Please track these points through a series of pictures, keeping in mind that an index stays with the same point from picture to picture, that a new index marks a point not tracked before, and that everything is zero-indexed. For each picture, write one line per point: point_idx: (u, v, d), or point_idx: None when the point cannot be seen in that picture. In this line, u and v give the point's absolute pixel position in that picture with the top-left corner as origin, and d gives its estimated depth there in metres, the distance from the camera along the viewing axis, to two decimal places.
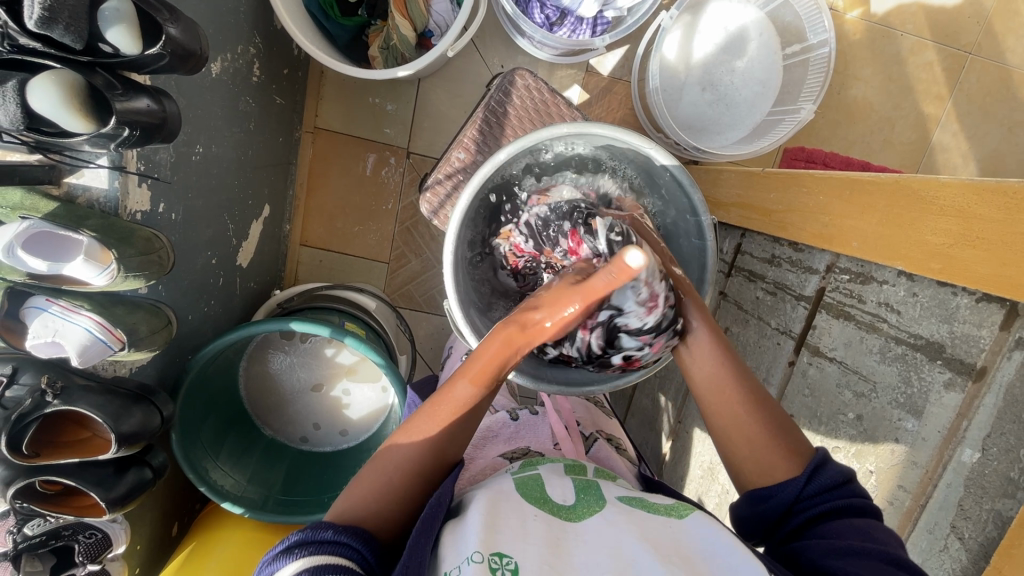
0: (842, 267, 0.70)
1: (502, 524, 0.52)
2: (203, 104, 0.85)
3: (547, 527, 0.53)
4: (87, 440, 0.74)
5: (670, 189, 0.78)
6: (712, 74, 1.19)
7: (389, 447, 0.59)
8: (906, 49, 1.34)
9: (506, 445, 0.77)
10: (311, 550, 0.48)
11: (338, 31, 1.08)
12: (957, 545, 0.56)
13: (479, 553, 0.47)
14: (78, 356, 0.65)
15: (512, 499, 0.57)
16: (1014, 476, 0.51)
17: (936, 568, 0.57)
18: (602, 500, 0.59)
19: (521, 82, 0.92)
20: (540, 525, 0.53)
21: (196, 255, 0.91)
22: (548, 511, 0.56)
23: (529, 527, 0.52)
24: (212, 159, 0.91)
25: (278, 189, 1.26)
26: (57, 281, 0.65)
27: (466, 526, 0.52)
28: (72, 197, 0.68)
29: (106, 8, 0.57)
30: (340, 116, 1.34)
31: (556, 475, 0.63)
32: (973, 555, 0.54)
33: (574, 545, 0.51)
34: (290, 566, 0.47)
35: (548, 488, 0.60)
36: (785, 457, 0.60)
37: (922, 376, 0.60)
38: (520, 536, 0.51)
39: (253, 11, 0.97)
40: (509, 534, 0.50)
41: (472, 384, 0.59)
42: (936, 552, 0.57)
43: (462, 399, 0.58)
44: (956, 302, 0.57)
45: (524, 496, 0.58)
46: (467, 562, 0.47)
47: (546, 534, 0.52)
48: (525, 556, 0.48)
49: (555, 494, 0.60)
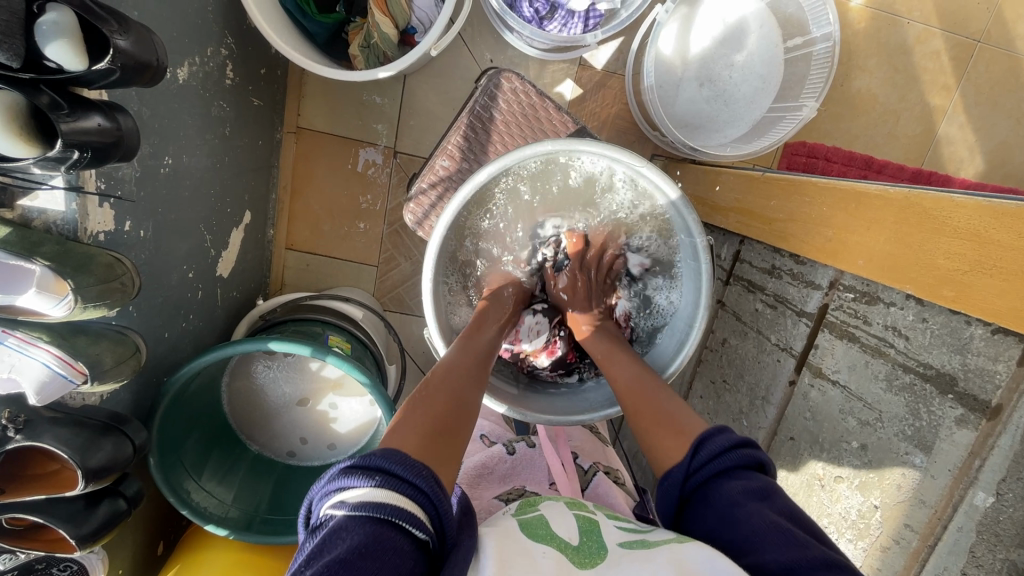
0: (846, 285, 0.67)
1: (507, 559, 0.48)
2: (170, 112, 0.80)
3: (557, 565, 0.49)
4: (56, 472, 0.70)
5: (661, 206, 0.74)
6: (710, 69, 1.14)
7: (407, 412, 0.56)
8: (913, 38, 1.28)
9: (501, 485, 0.73)
10: (387, 482, 0.46)
11: (317, 29, 1.03)
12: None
13: None
14: (36, 394, 0.61)
15: (515, 538, 0.53)
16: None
17: None
18: (603, 551, 0.53)
19: (507, 85, 0.86)
20: (550, 562, 0.49)
21: (171, 270, 0.87)
22: (556, 548, 0.52)
23: (538, 566, 0.48)
24: (184, 169, 0.86)
25: (260, 193, 1.21)
26: (12, 312, 0.60)
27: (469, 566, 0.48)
28: (27, 221, 0.63)
29: (43, 21, 0.52)
30: (323, 115, 1.28)
31: (558, 514, 0.59)
32: None
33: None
34: (364, 489, 0.45)
35: (554, 526, 0.56)
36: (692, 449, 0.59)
37: (931, 409, 0.56)
38: (528, 574, 0.47)
39: (222, 8, 0.91)
40: (517, 570, 0.47)
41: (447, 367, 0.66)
42: None
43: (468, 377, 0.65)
44: (969, 332, 0.53)
45: (529, 534, 0.54)
46: None
47: (555, 572, 0.48)
48: None
49: (561, 532, 0.56)
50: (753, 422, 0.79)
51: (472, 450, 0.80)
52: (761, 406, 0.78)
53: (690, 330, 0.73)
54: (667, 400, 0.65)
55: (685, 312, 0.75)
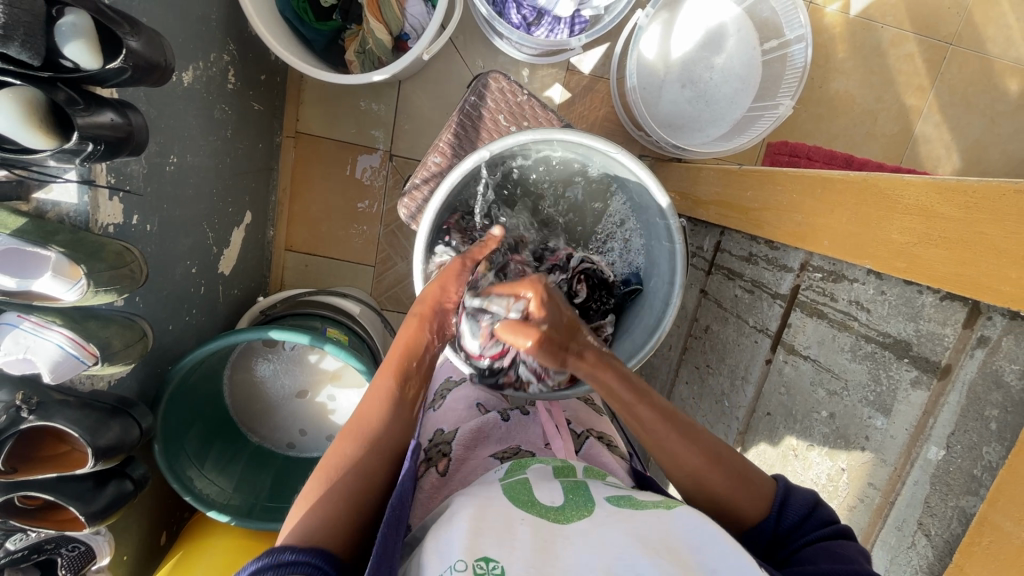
0: (815, 266, 0.71)
1: (488, 526, 0.51)
2: (175, 114, 0.84)
3: (534, 530, 0.52)
4: (66, 454, 0.74)
5: (640, 192, 0.78)
6: (691, 72, 1.19)
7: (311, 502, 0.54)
8: (887, 41, 1.34)
9: (498, 444, 0.76)
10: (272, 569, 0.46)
11: (314, 36, 1.08)
12: (923, 542, 0.56)
13: (462, 561, 0.47)
14: (50, 374, 0.65)
15: (498, 505, 0.56)
16: (977, 473, 0.51)
17: (905, 564, 0.57)
18: (590, 505, 0.58)
19: (495, 85, 0.91)
20: (528, 528, 0.52)
21: (175, 265, 0.91)
22: (535, 514, 0.55)
23: (515, 532, 0.51)
24: (188, 168, 0.91)
25: (260, 195, 1.26)
26: (28, 297, 0.64)
27: (450, 534, 0.51)
28: (41, 212, 0.67)
29: (62, 23, 0.56)
30: (321, 120, 1.33)
31: (545, 479, 0.63)
32: (939, 552, 0.54)
33: (562, 547, 0.50)
34: None
35: (536, 492, 0.59)
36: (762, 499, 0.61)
37: (891, 373, 0.60)
38: (506, 541, 0.50)
39: (226, 16, 0.96)
40: (495, 537, 0.50)
41: (359, 443, 0.58)
42: (905, 548, 0.57)
43: (381, 391, 0.62)
44: (921, 300, 0.57)
45: (512, 500, 0.57)
46: (450, 570, 0.47)
47: (532, 539, 0.51)
48: (509, 561, 0.47)
49: (544, 497, 0.59)
50: (734, 402, 0.83)
51: (466, 418, 0.80)
52: (741, 386, 0.82)
53: (666, 311, 0.76)
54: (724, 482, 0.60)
55: (661, 292, 0.78)
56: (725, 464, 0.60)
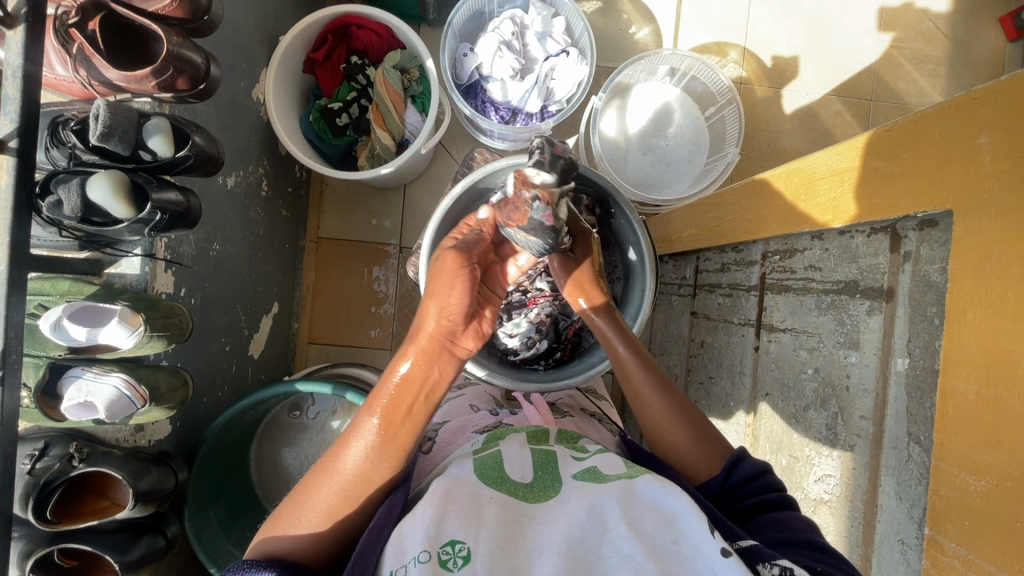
0: (773, 251, 0.81)
1: (455, 506, 0.50)
2: (219, 211, 1.02)
3: (504, 510, 0.52)
4: (106, 509, 0.78)
5: (603, 200, 0.89)
6: (648, 142, 1.40)
7: (300, 499, 0.58)
8: (815, 105, 1.56)
9: (482, 422, 0.75)
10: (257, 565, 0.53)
11: (332, 150, 1.29)
12: (917, 450, 0.54)
13: (427, 551, 0.46)
14: (107, 411, 0.72)
15: (467, 479, 0.55)
16: (936, 366, 0.53)
17: (909, 482, 0.55)
18: (556, 485, 0.56)
19: (480, 158, 1.10)
20: (497, 509, 0.52)
21: (212, 340, 1.02)
22: (504, 492, 0.54)
23: (484, 511, 0.51)
24: (227, 257, 1.07)
25: (286, 290, 1.41)
26: (93, 350, 0.75)
27: (417, 517, 0.49)
28: (109, 283, 0.82)
29: (149, 123, 0.75)
30: (338, 225, 1.53)
31: (516, 450, 0.61)
32: (930, 453, 0.53)
33: (530, 528, 0.51)
34: None
35: (506, 467, 0.57)
36: (703, 445, 0.69)
37: (851, 313, 0.65)
38: (474, 522, 0.49)
39: (262, 140, 1.18)
40: (466, 518, 0.49)
41: (377, 414, 0.60)
42: (905, 463, 0.56)
43: (364, 426, 0.60)
44: (855, 242, 0.65)
45: (480, 476, 0.55)
46: (414, 563, 0.46)
47: (503, 519, 0.51)
48: (478, 542, 0.47)
49: (513, 472, 0.57)
50: (737, 397, 0.87)
51: (457, 413, 0.80)
52: (740, 380, 0.87)
53: (644, 296, 0.85)
54: (687, 436, 0.70)
55: (641, 284, 0.87)
56: (691, 415, 0.71)
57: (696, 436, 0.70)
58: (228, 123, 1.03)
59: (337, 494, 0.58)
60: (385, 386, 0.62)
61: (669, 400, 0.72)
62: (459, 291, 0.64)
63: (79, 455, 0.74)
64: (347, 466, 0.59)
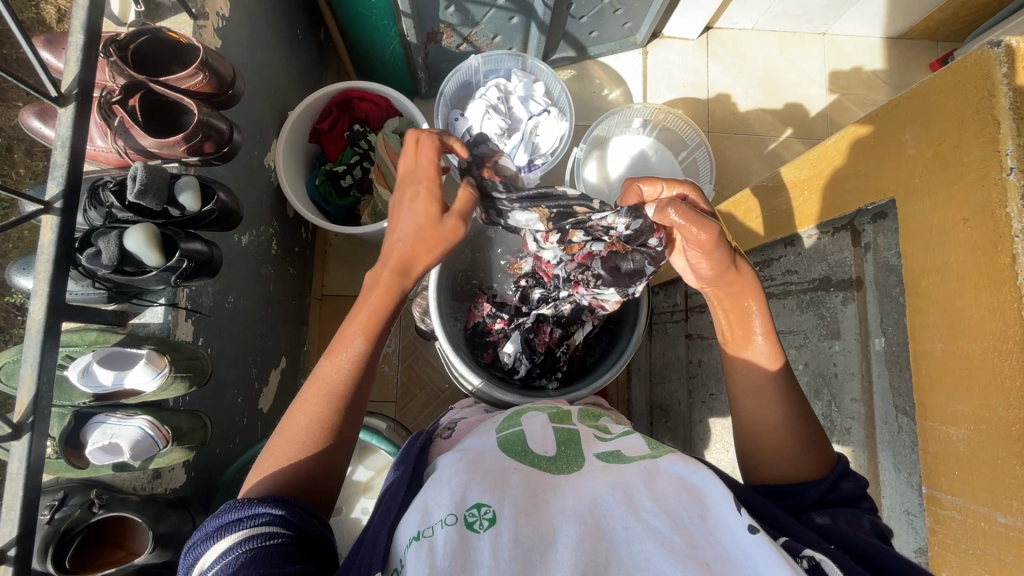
0: (753, 264, 0.88)
1: (481, 475, 0.52)
2: (234, 266, 1.09)
3: (526, 479, 0.53)
4: (123, 557, 0.79)
5: None
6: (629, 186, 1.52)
7: (291, 418, 0.62)
8: (779, 147, 1.69)
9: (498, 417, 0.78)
10: (265, 519, 0.51)
11: (336, 210, 1.39)
12: (906, 420, 0.58)
13: (453, 515, 0.47)
14: (131, 452, 0.74)
15: (491, 453, 0.57)
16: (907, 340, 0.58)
17: (903, 453, 0.59)
18: (580, 458, 0.58)
19: None
20: (520, 477, 0.53)
21: (224, 390, 1.05)
22: (528, 463, 0.56)
23: (508, 479, 0.52)
24: (240, 310, 1.12)
25: (293, 346, 1.44)
26: (117, 394, 0.78)
27: (444, 483, 0.51)
28: (133, 332, 0.86)
29: (180, 181, 0.83)
30: (342, 281, 1.59)
31: (539, 426, 0.64)
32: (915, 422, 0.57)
33: (551, 494, 0.52)
34: (236, 536, 0.49)
35: (529, 441, 0.60)
36: (807, 454, 0.62)
37: (829, 307, 0.71)
38: (498, 487, 0.51)
39: (272, 202, 1.27)
40: (491, 486, 0.51)
41: (364, 339, 0.64)
42: (897, 435, 0.59)
43: (349, 349, 0.63)
44: (821, 243, 0.72)
45: (505, 449, 0.58)
46: (440, 526, 0.47)
47: (526, 486, 0.52)
48: (502, 506, 0.48)
49: (537, 447, 0.60)
50: None
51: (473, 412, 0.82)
52: None
53: (640, 310, 0.92)
54: (792, 441, 0.63)
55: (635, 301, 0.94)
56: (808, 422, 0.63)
57: (803, 444, 0.62)
58: (244, 186, 1.12)
59: (321, 413, 0.61)
60: (364, 310, 0.65)
61: (784, 406, 0.64)
62: (442, 236, 0.66)
63: (98, 501, 0.76)
64: (332, 387, 0.62)
